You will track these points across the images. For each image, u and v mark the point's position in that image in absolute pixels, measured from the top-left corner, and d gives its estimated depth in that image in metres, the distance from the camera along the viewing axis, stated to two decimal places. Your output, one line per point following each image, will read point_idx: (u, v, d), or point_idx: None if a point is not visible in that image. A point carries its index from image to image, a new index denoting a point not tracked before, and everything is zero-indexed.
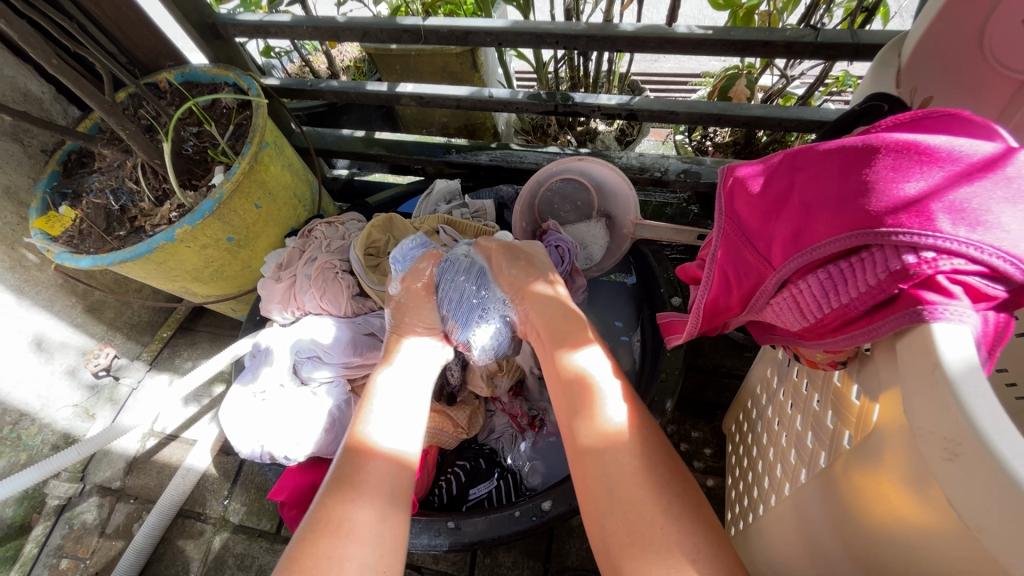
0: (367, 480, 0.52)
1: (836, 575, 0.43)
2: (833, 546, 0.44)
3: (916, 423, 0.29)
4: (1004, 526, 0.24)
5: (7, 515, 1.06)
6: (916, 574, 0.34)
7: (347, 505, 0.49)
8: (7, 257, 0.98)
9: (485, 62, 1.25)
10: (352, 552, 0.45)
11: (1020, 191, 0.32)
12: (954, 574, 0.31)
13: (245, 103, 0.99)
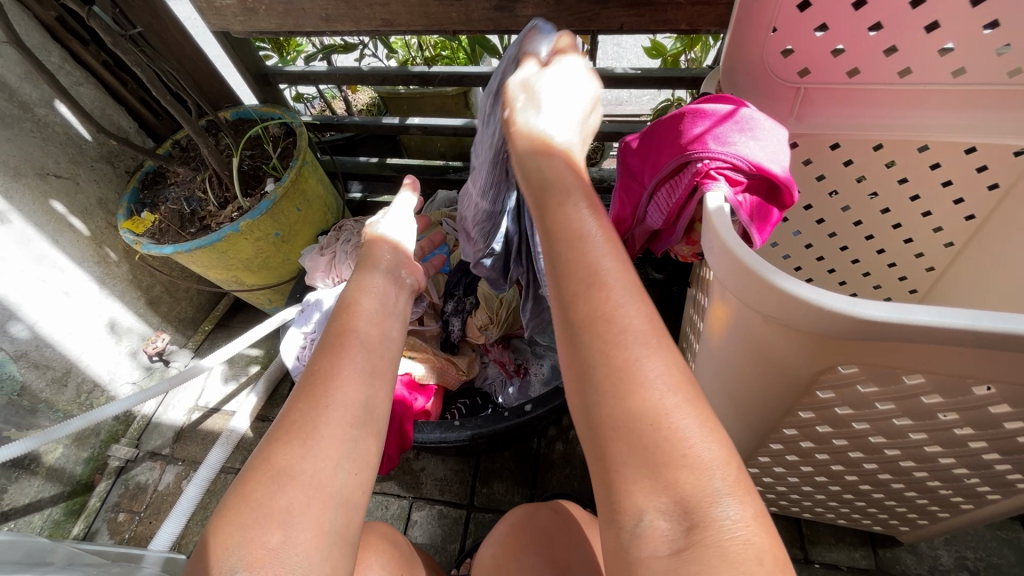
0: (335, 406, 0.45)
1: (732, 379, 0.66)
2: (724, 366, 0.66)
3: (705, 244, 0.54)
4: (737, 273, 0.49)
5: (76, 472, 1.25)
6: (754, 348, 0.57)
7: (310, 434, 0.43)
8: (95, 253, 1.22)
9: (475, 101, 1.57)
10: (306, 470, 0.42)
11: (746, 129, 0.57)
12: (758, 332, 0.54)
13: (290, 132, 1.29)
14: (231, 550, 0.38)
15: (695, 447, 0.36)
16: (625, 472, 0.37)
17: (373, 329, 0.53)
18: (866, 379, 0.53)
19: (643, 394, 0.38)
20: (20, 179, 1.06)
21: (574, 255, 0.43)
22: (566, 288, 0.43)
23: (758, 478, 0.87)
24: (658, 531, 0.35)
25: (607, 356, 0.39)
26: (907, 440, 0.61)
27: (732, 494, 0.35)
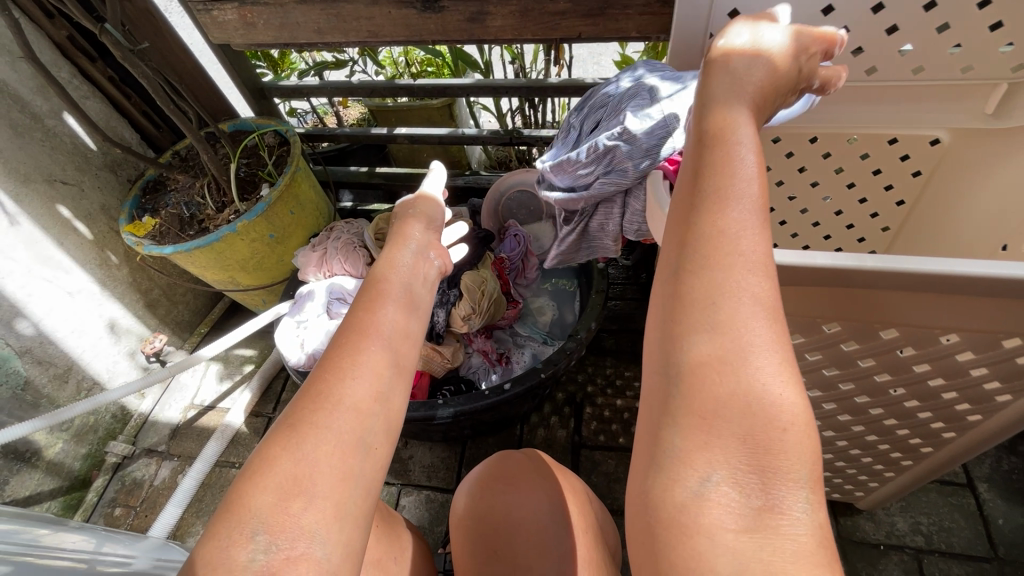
0: (357, 382, 0.46)
1: None
2: None
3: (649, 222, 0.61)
4: None
5: (74, 468, 1.29)
6: None
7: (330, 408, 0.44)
8: (97, 256, 1.28)
9: (459, 113, 1.67)
10: (324, 444, 0.42)
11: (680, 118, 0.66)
12: None
13: (284, 142, 1.38)
14: (254, 511, 0.39)
15: (790, 438, 0.35)
16: (713, 449, 0.35)
17: (402, 315, 0.54)
18: (792, 329, 0.61)
19: (749, 360, 0.36)
20: (30, 185, 1.13)
21: (715, 215, 0.42)
22: (696, 233, 0.41)
23: None
24: (724, 509, 0.34)
25: (727, 316, 0.38)
26: (839, 391, 0.70)
27: (816, 496, 0.34)
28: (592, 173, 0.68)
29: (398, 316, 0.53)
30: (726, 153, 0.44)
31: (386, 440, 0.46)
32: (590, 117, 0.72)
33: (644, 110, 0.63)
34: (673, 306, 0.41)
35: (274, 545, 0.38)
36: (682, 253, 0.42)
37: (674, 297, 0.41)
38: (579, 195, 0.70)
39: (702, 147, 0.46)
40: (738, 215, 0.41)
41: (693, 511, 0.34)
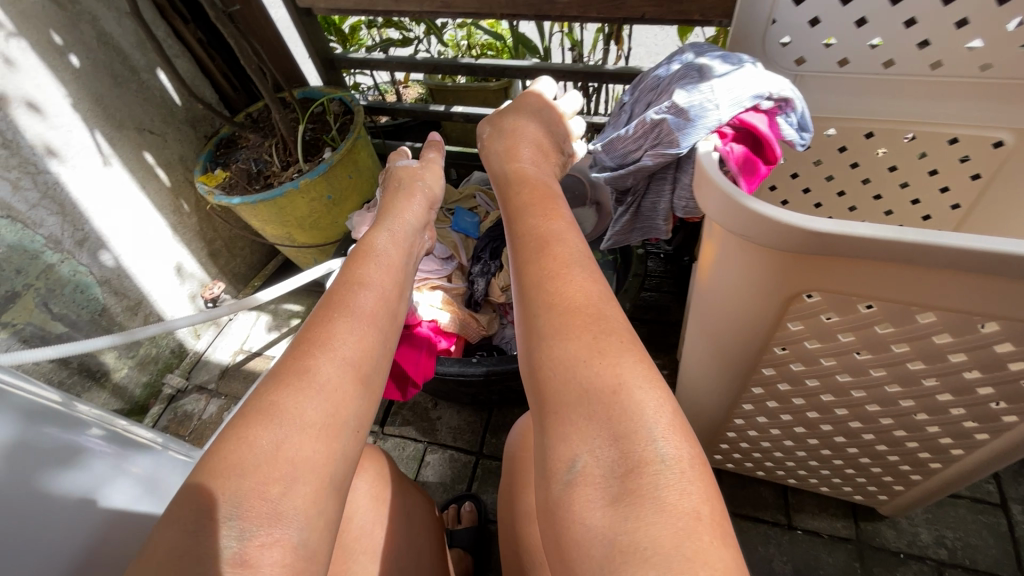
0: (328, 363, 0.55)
1: (728, 328, 0.74)
2: (717, 319, 0.75)
3: (700, 199, 0.64)
4: (728, 213, 0.60)
5: (134, 394, 1.41)
6: (741, 285, 0.66)
7: (303, 385, 0.52)
8: (172, 203, 1.40)
9: (514, 96, 1.72)
10: (302, 413, 0.50)
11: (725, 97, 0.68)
12: (744, 269, 0.64)
13: (347, 111, 1.46)
14: (230, 493, 0.44)
15: (638, 410, 0.47)
16: (580, 440, 0.47)
17: (375, 307, 0.64)
18: (827, 307, 0.63)
19: (593, 360, 0.50)
20: (122, 131, 1.24)
21: (552, 270, 0.59)
22: (542, 276, 0.58)
23: (743, 433, 0.95)
24: (593, 484, 0.45)
25: (573, 335, 0.52)
26: (869, 377, 0.69)
27: (671, 448, 0.45)
28: (641, 149, 0.70)
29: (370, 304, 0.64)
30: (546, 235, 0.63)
31: (362, 410, 0.55)
32: (640, 97, 0.73)
33: (695, 88, 0.65)
34: (541, 333, 0.54)
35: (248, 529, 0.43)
36: (528, 302, 0.58)
37: (534, 342, 0.55)
38: (628, 170, 0.72)
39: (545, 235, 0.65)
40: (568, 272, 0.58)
41: (572, 494, 0.45)
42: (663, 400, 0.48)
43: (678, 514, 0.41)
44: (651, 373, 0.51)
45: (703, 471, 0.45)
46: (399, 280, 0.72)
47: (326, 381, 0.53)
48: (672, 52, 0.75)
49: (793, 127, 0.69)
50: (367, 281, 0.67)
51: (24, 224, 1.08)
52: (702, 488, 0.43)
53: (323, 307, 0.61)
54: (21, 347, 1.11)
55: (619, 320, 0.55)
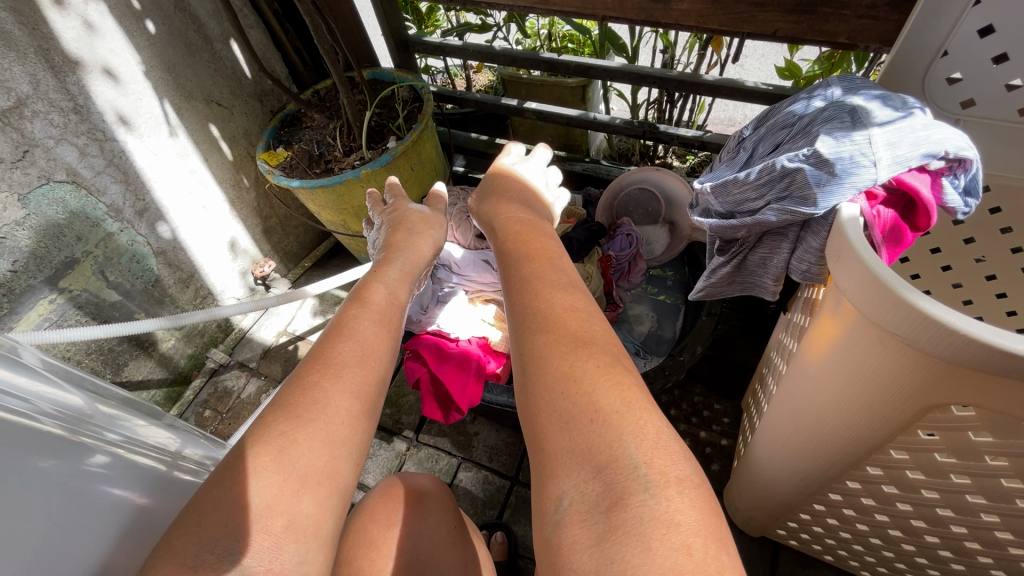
0: (327, 382, 0.49)
1: (839, 416, 0.62)
2: (827, 403, 0.63)
3: (835, 271, 0.52)
4: (868, 293, 0.48)
5: (180, 364, 1.42)
6: (870, 371, 0.55)
7: (300, 404, 0.47)
8: (233, 177, 1.37)
9: (592, 96, 1.60)
10: (301, 435, 0.45)
11: None
12: (879, 359, 0.53)
13: (416, 98, 1.38)
14: (219, 529, 0.39)
15: (616, 433, 0.38)
16: (559, 477, 0.38)
17: (376, 324, 0.58)
18: (982, 426, 0.50)
19: (586, 386, 0.42)
20: (190, 102, 1.21)
21: (553, 296, 0.52)
22: (542, 303, 0.51)
23: (820, 518, 0.83)
24: (580, 525, 0.35)
25: (571, 360, 0.44)
26: (1013, 507, 0.56)
27: (654, 473, 0.36)
28: (762, 199, 0.59)
29: (365, 321, 0.58)
30: (543, 271, 0.56)
31: (361, 434, 0.49)
32: (768, 137, 0.63)
33: (845, 136, 0.53)
34: (532, 365, 0.46)
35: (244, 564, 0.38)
36: (519, 329, 0.50)
37: (518, 377, 0.48)
38: (741, 221, 0.61)
39: (529, 258, 0.60)
40: (569, 303, 0.51)
41: (559, 538, 0.36)
42: (674, 443, 0.39)
43: (665, 553, 0.31)
44: (639, 393, 0.42)
45: (700, 497, 0.35)
46: (395, 297, 0.66)
47: (331, 405, 0.48)
48: (811, 86, 0.64)
49: (959, 192, 0.56)
50: (367, 307, 0.61)
51: (88, 191, 1.07)
52: (697, 519, 0.33)
53: (327, 332, 0.56)
54: (76, 314, 1.11)
55: (598, 336, 0.47)
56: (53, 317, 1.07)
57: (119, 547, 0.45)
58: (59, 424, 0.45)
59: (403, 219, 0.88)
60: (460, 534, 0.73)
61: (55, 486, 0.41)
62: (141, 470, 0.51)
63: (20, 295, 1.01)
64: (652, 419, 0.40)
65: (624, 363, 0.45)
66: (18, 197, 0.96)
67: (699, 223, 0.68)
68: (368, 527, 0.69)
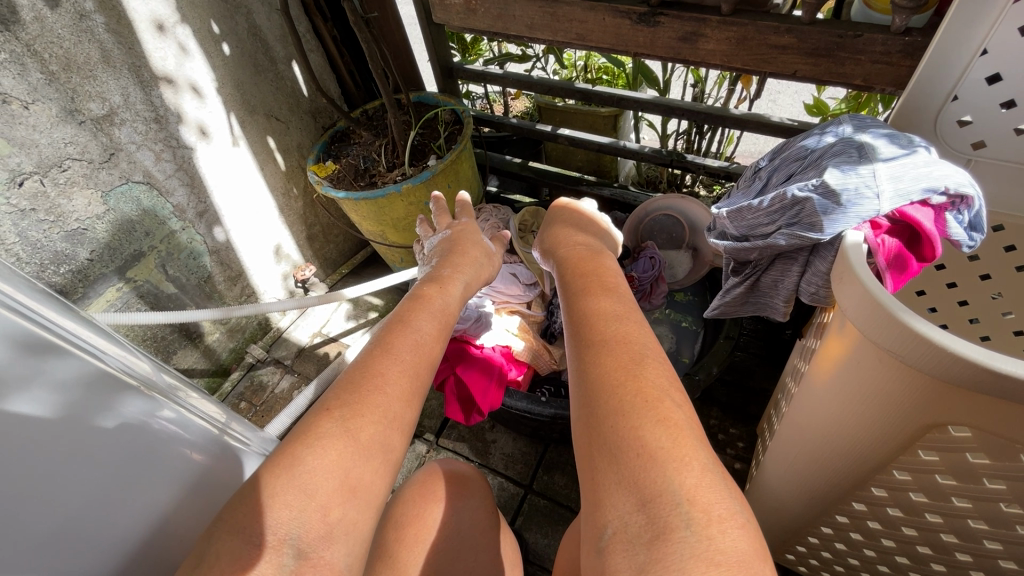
0: (388, 384, 0.55)
1: (847, 444, 0.65)
2: (835, 429, 0.66)
3: (841, 300, 0.56)
4: (873, 325, 0.51)
5: (222, 357, 1.51)
6: (874, 398, 0.58)
7: (365, 404, 0.52)
8: (284, 186, 1.48)
9: (623, 124, 1.67)
10: (363, 432, 0.50)
11: None
12: (885, 388, 0.56)
13: (457, 121, 1.48)
14: (293, 513, 0.44)
15: (661, 470, 0.42)
16: (607, 505, 0.43)
17: (434, 334, 0.64)
18: (978, 447, 0.52)
19: (637, 416, 0.46)
20: (253, 116, 1.33)
21: (606, 325, 0.56)
22: (599, 331, 0.56)
23: (827, 542, 0.84)
24: (622, 552, 0.40)
25: (621, 389, 0.49)
26: (1015, 534, 0.57)
27: (697, 512, 0.39)
28: (774, 224, 0.63)
29: (423, 332, 0.63)
30: (593, 299, 0.61)
31: (407, 433, 0.54)
32: (782, 167, 0.68)
33: (852, 169, 0.58)
34: (588, 389, 0.51)
35: (306, 548, 0.44)
36: (580, 354, 0.55)
37: (574, 396, 0.52)
38: (754, 244, 0.66)
39: (586, 290, 0.64)
40: (618, 331, 0.55)
41: (604, 563, 0.40)
42: (711, 478, 0.42)
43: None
44: (687, 430, 0.45)
45: (740, 536, 0.38)
46: (448, 306, 0.71)
47: (387, 407, 0.53)
48: (826, 123, 0.69)
49: (963, 227, 0.59)
50: (426, 315, 0.66)
51: (159, 192, 1.18)
52: (736, 559, 0.37)
53: (381, 335, 0.61)
54: (137, 302, 1.22)
55: (652, 370, 0.51)
56: (119, 303, 1.18)
57: (177, 504, 0.50)
58: (135, 376, 0.48)
59: (461, 240, 0.95)
60: (493, 520, 0.79)
61: (123, 437, 0.45)
62: (208, 434, 0.54)
63: (93, 281, 1.12)
64: (698, 456, 0.43)
65: (673, 397, 0.48)
66: (102, 194, 1.08)
67: (715, 244, 0.73)
68: (416, 505, 0.74)
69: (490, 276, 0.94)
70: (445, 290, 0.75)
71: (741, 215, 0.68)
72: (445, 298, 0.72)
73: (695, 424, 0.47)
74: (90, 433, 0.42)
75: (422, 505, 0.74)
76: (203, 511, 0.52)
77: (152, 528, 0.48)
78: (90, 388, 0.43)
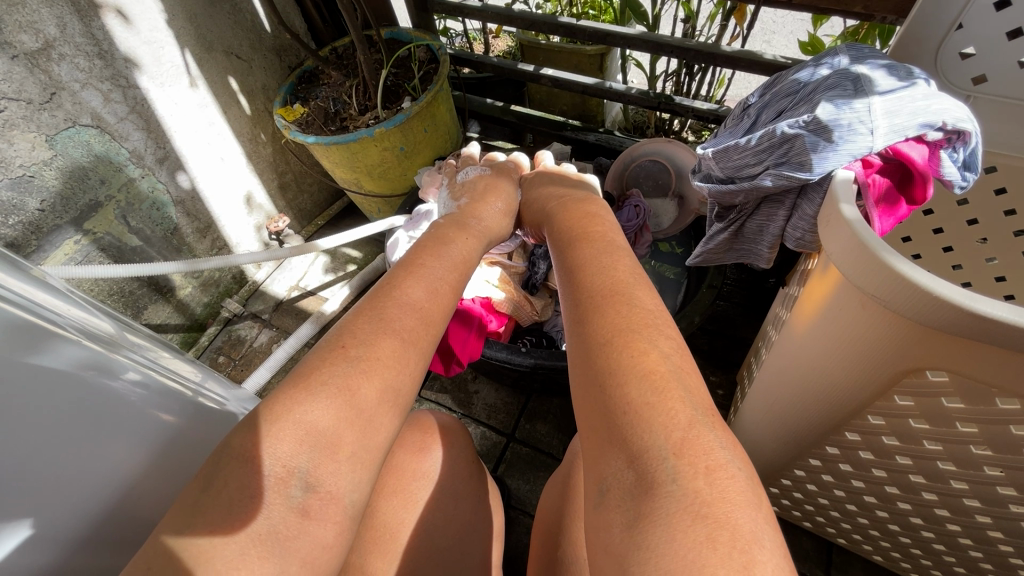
0: (395, 329, 0.53)
1: (827, 388, 0.65)
2: (813, 373, 0.66)
3: (825, 242, 0.54)
4: (856, 266, 0.49)
5: (196, 312, 1.47)
6: (853, 343, 0.57)
7: (373, 347, 0.51)
8: (250, 132, 1.39)
9: (609, 65, 1.58)
10: (365, 375, 0.49)
11: None
12: (865, 334, 0.55)
13: (432, 59, 1.38)
14: (299, 454, 0.44)
15: (647, 426, 0.42)
16: (604, 461, 0.44)
17: (449, 285, 0.62)
18: (953, 392, 0.52)
19: (635, 369, 0.46)
20: (211, 54, 1.23)
21: (616, 279, 0.56)
22: (609, 288, 0.55)
23: (800, 484, 0.87)
24: (618, 507, 0.41)
25: (625, 343, 0.48)
26: (982, 474, 0.58)
27: (683, 465, 0.40)
28: (761, 164, 0.60)
29: (441, 279, 0.62)
30: (597, 254, 0.61)
31: (416, 378, 0.53)
32: (772, 103, 0.63)
33: (846, 103, 0.53)
34: (590, 345, 0.51)
35: (315, 482, 0.44)
36: (584, 307, 0.55)
37: (574, 350, 0.53)
38: (739, 186, 0.63)
39: (577, 250, 0.64)
40: (625, 285, 0.55)
41: (601, 511, 0.42)
42: (706, 426, 0.43)
43: (688, 541, 0.36)
44: (673, 382, 0.45)
45: (731, 484, 0.39)
46: (467, 259, 0.70)
47: (399, 351, 0.52)
48: (821, 54, 0.64)
49: (957, 166, 0.56)
50: (436, 263, 0.64)
51: (111, 137, 1.10)
52: (723, 508, 0.37)
53: (390, 282, 0.59)
54: (99, 256, 1.16)
55: (640, 324, 0.50)
56: (78, 257, 1.12)
57: (146, 464, 0.48)
58: (93, 338, 0.45)
59: (494, 186, 0.93)
60: (476, 470, 0.78)
61: (75, 397, 0.42)
62: (175, 394, 0.52)
63: (47, 233, 1.06)
64: (685, 408, 0.43)
65: (662, 348, 0.48)
66: (46, 137, 1.00)
67: (699, 188, 0.69)
68: (397, 451, 0.72)
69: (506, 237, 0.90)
70: (471, 243, 0.74)
71: (729, 157, 0.63)
72: (454, 247, 0.70)
73: (686, 375, 0.46)
74: (28, 393, 0.39)
75: (404, 457, 0.72)
76: (178, 473, 0.51)
77: (121, 490, 0.46)
78: (29, 338, 0.40)
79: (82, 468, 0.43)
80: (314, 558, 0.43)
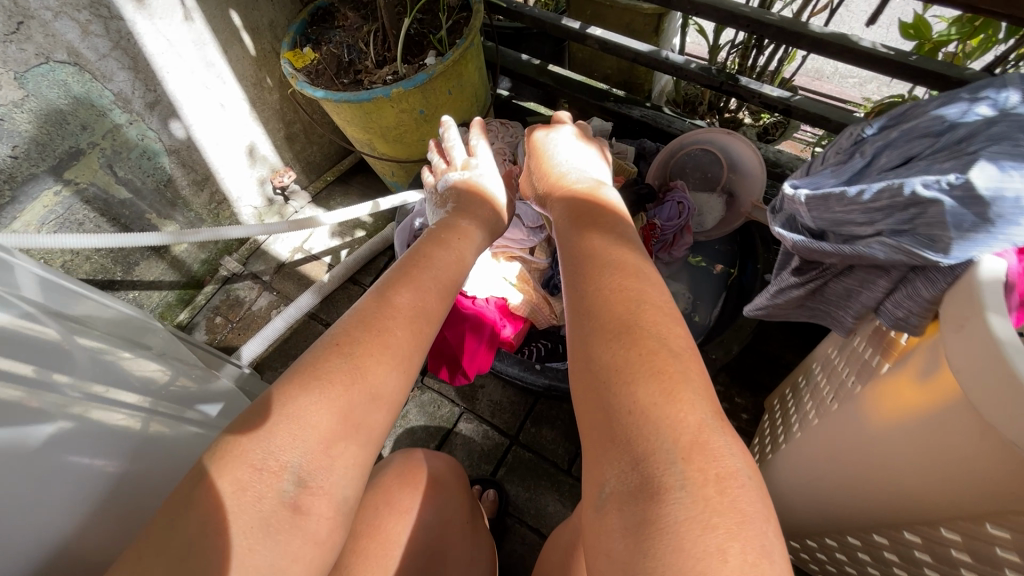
0: (389, 319, 0.49)
1: (900, 484, 0.54)
2: (887, 465, 0.54)
3: (944, 337, 0.41)
4: (986, 388, 0.36)
5: (192, 268, 1.38)
6: (955, 460, 0.45)
7: (363, 335, 0.47)
8: (255, 75, 1.24)
9: (667, 28, 1.38)
10: (355, 361, 0.46)
11: None
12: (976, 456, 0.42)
13: (465, 6, 1.20)
14: (283, 440, 0.41)
15: (654, 426, 0.39)
16: (603, 462, 0.40)
17: (445, 274, 0.58)
18: None
19: (647, 371, 0.41)
20: None
21: (624, 271, 0.52)
22: (618, 283, 0.50)
23: (827, 548, 0.79)
24: (618, 511, 0.37)
25: (636, 340, 0.44)
26: None
27: (694, 471, 0.36)
28: (872, 226, 0.46)
29: (439, 270, 0.58)
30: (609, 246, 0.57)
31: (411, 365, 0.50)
32: (898, 143, 0.49)
33: (1016, 168, 0.39)
34: (596, 341, 0.46)
35: (306, 475, 0.41)
36: (589, 299, 0.50)
37: (577, 343, 0.48)
38: (837, 248, 0.49)
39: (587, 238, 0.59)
40: (639, 279, 0.51)
41: (599, 516, 0.39)
42: (721, 436, 0.39)
43: (697, 553, 0.33)
44: (684, 383, 0.41)
45: (743, 495, 0.36)
46: (464, 258, 0.63)
47: (394, 340, 0.48)
48: (976, 83, 0.49)
49: None
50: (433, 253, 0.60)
51: (92, 76, 0.96)
52: (733, 522, 0.34)
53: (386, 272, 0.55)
54: (84, 209, 1.06)
55: (651, 319, 0.46)
56: (59, 210, 1.02)
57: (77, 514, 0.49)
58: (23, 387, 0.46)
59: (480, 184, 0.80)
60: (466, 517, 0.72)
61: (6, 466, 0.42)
62: (117, 439, 0.54)
63: (22, 182, 0.95)
64: (696, 410, 0.39)
65: (674, 347, 0.44)
66: (15, 75, 0.87)
67: (779, 234, 0.56)
68: (378, 511, 0.63)
69: (508, 226, 0.82)
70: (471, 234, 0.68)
71: (826, 209, 0.50)
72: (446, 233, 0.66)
73: (698, 377, 0.42)
74: None
75: (385, 518, 0.63)
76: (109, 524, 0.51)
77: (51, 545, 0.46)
78: None
79: (19, 538, 0.42)
80: (302, 552, 0.40)
